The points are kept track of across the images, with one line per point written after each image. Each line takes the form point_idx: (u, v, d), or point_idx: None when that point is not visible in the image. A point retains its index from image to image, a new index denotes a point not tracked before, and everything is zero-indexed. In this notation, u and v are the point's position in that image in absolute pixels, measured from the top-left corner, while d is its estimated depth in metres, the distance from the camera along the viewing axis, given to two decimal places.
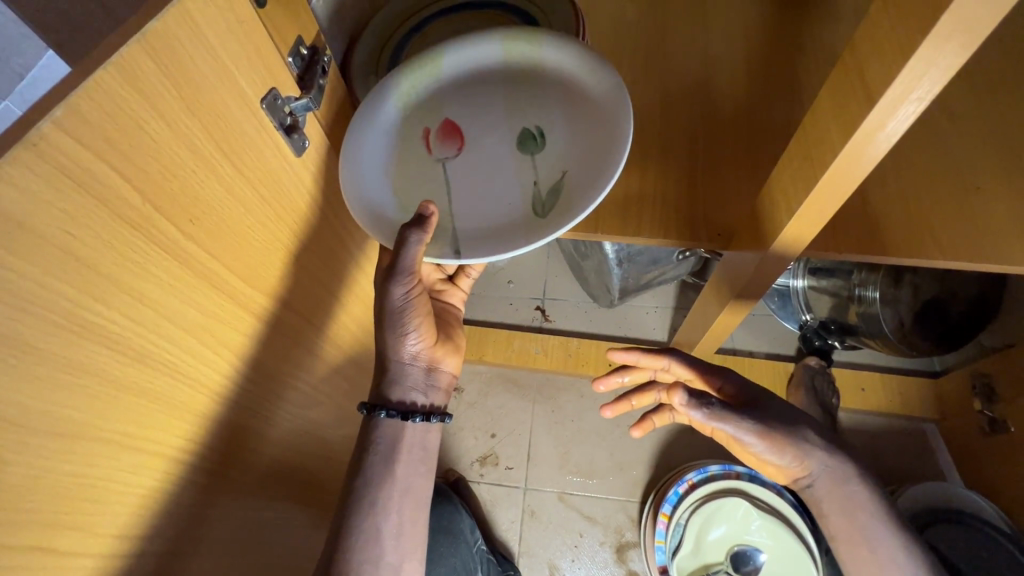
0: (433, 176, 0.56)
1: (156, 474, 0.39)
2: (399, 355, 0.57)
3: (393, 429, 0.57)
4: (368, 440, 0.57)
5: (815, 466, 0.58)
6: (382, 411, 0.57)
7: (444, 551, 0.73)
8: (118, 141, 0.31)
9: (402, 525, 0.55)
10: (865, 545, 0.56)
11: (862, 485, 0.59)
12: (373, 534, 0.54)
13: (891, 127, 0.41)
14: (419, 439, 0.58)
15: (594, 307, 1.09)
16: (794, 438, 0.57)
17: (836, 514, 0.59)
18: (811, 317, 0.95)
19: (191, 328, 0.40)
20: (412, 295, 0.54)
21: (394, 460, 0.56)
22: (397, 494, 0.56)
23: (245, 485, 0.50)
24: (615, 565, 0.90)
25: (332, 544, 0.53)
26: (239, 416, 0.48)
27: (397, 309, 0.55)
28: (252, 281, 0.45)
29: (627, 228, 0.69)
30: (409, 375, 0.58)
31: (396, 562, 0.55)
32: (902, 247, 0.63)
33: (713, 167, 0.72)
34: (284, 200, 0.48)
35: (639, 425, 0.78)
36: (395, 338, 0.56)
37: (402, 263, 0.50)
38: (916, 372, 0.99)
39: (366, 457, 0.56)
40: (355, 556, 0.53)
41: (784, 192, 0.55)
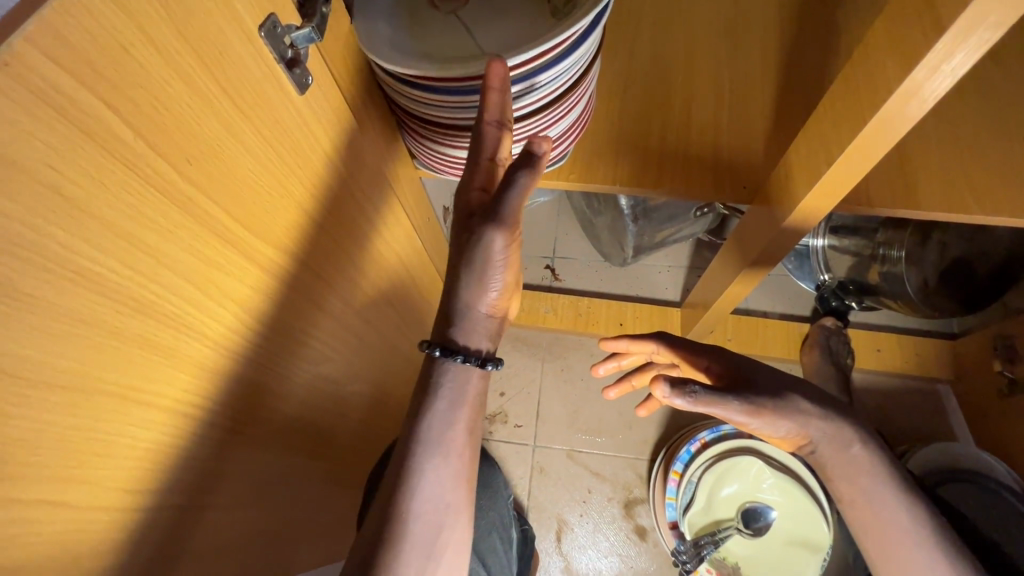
0: (448, 26, 0.54)
1: (165, 428, 0.38)
2: (475, 304, 0.51)
3: (462, 371, 0.51)
4: (432, 381, 0.51)
5: (814, 433, 0.56)
6: (460, 356, 0.50)
7: (484, 504, 0.71)
8: (104, 66, 0.28)
9: (462, 470, 0.51)
10: (870, 510, 0.55)
11: (864, 447, 0.57)
12: (433, 475, 0.49)
13: (959, 60, 0.37)
14: (479, 385, 0.52)
15: (605, 266, 1.06)
16: (784, 409, 0.54)
17: (841, 479, 0.56)
18: (829, 276, 0.94)
19: (193, 278, 0.37)
20: (507, 249, 0.49)
21: (459, 403, 0.51)
22: (462, 439, 0.51)
23: (257, 441, 0.50)
24: (623, 520, 0.91)
25: (392, 484, 0.49)
26: (249, 371, 0.46)
27: (491, 261, 0.49)
28: (256, 230, 0.43)
29: (646, 181, 0.66)
30: (477, 332, 0.52)
31: (453, 512, 0.50)
32: (939, 202, 0.60)
33: (741, 113, 0.67)
34: (288, 146, 0.45)
35: (643, 405, 0.73)
36: (476, 290, 0.50)
37: (503, 208, 0.47)
38: (933, 333, 0.97)
39: (431, 397, 0.50)
40: (416, 498, 0.48)
41: (819, 143, 0.51)
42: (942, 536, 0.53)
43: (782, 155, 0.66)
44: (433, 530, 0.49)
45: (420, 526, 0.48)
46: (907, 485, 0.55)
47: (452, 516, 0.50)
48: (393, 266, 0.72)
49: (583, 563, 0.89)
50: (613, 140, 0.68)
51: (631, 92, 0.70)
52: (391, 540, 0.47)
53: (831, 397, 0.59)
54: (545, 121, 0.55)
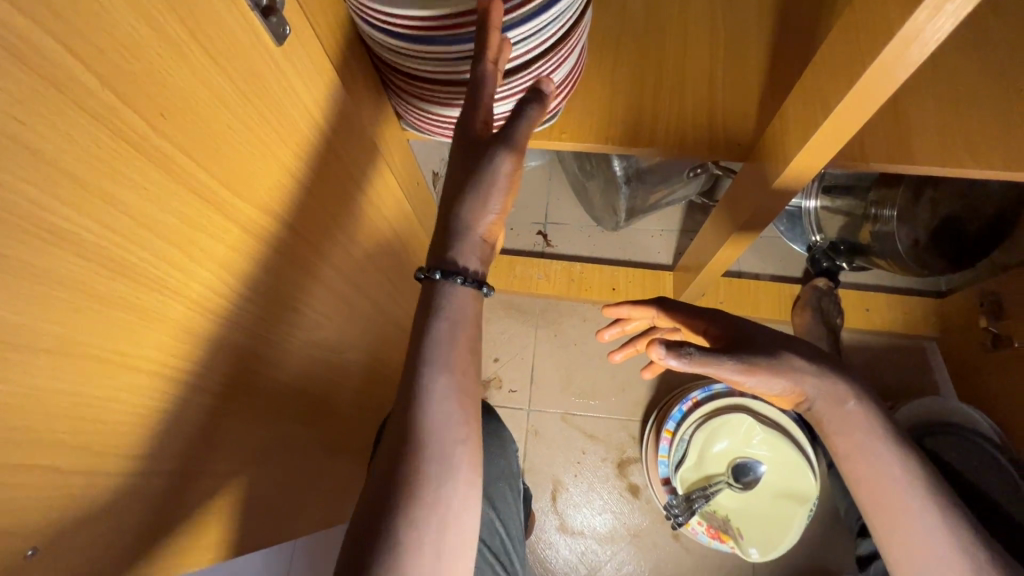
0: None
1: (155, 393, 0.38)
2: (474, 228, 0.46)
3: (459, 297, 0.45)
4: (432, 304, 0.45)
5: (809, 390, 0.55)
6: (457, 277, 0.45)
7: (495, 452, 0.69)
8: (64, 9, 0.26)
9: (469, 393, 0.44)
10: (864, 461, 0.53)
11: (859, 403, 0.56)
12: (439, 396, 0.43)
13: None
14: (477, 310, 0.46)
15: (598, 231, 1.06)
16: (779, 368, 0.54)
17: (839, 433, 0.55)
18: (821, 237, 0.94)
19: (174, 240, 0.36)
20: (514, 176, 0.46)
21: (459, 325, 0.45)
22: (467, 356, 0.45)
23: (251, 407, 0.50)
24: (616, 479, 0.93)
25: (394, 416, 0.43)
26: (241, 337, 0.46)
27: (495, 181, 0.45)
28: (238, 192, 0.42)
29: (640, 140, 0.65)
30: (475, 257, 0.46)
31: (469, 433, 0.43)
32: (932, 156, 0.59)
33: (735, 67, 0.66)
34: (268, 102, 0.43)
35: (647, 368, 0.73)
36: (477, 212, 0.46)
37: (513, 135, 0.45)
38: (921, 291, 0.98)
39: (429, 318, 0.44)
40: (422, 424, 0.42)
41: (815, 94, 0.50)
42: (937, 485, 0.51)
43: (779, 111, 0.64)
44: (448, 455, 0.42)
45: (432, 452, 0.41)
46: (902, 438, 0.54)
47: (465, 438, 0.43)
48: (383, 232, 0.71)
49: (578, 521, 0.92)
50: (606, 96, 0.66)
51: (625, 47, 0.68)
52: (402, 470, 0.41)
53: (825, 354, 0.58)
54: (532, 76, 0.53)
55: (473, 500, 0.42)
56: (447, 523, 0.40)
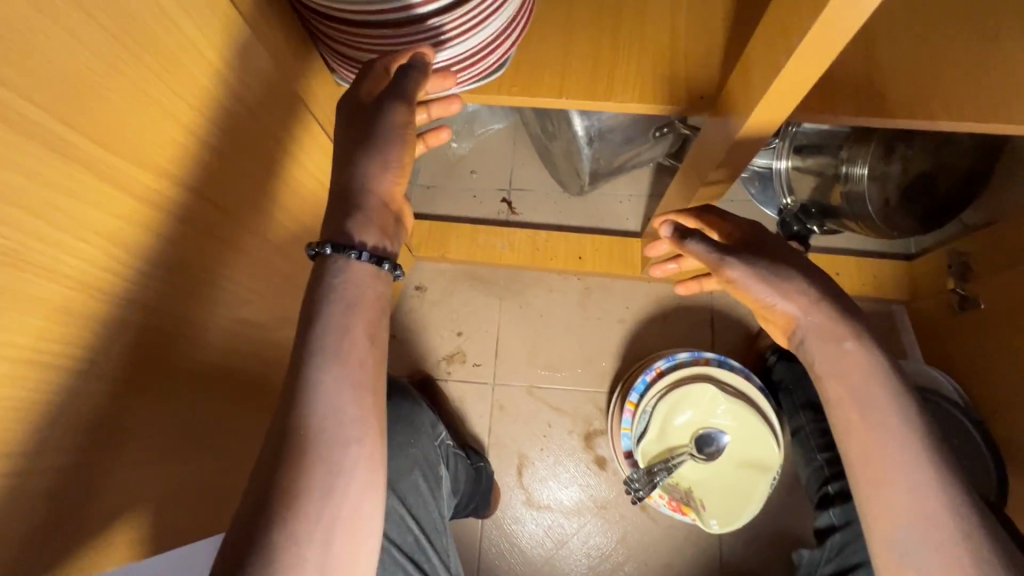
0: None
1: (30, 383, 0.33)
2: (372, 193, 0.44)
3: (358, 274, 0.43)
4: (320, 286, 0.42)
5: (808, 317, 0.51)
6: (353, 251, 0.42)
7: (401, 440, 0.65)
8: None
9: (365, 384, 0.41)
10: (857, 408, 0.48)
11: (859, 343, 0.50)
12: (333, 387, 0.40)
13: None
14: (379, 291, 0.44)
15: (564, 197, 1.01)
16: (783, 277, 0.52)
17: (830, 376, 0.51)
18: (792, 201, 0.88)
19: (29, 203, 0.31)
20: (407, 128, 0.45)
21: (352, 310, 0.42)
22: (364, 344, 0.42)
23: (166, 392, 0.45)
24: (583, 451, 0.91)
25: (280, 406, 0.40)
26: (145, 316, 0.41)
27: (392, 132, 0.44)
28: (117, 149, 0.36)
29: (596, 93, 0.59)
30: (377, 229, 0.44)
31: (361, 429, 0.40)
32: (904, 106, 0.55)
33: (697, 12, 0.61)
34: (150, 44, 0.37)
35: (684, 283, 0.68)
36: (372, 170, 0.44)
37: (402, 86, 0.44)
38: (892, 253, 0.96)
39: (319, 301, 0.42)
40: (309, 416, 0.39)
41: (778, 35, 0.45)
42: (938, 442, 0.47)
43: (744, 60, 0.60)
44: (336, 450, 0.39)
45: (319, 445, 0.39)
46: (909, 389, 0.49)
47: (362, 433, 0.40)
48: (320, 199, 0.65)
49: (545, 494, 0.90)
50: (558, 46, 0.60)
51: None
52: (286, 468, 0.38)
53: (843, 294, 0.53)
54: (477, 14, 0.47)
55: (368, 497, 0.40)
56: (337, 523, 0.38)
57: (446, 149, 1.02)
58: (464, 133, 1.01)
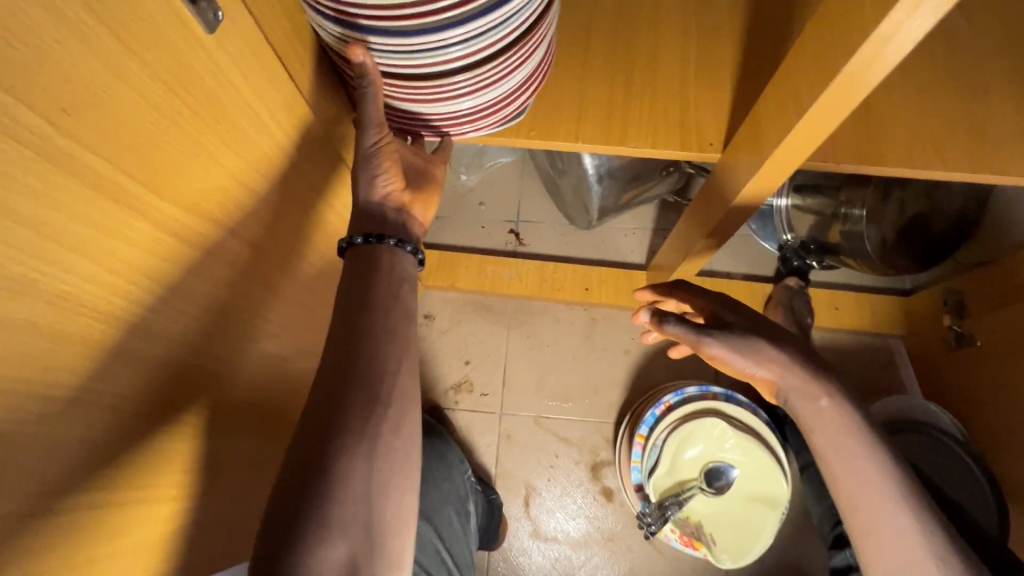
0: None
1: (78, 424, 0.34)
2: (372, 200, 0.50)
3: (369, 257, 0.46)
4: (354, 262, 0.46)
5: (783, 377, 0.54)
6: (358, 237, 0.47)
7: (439, 476, 0.67)
8: None
9: (400, 331, 0.44)
10: (841, 462, 0.51)
11: (833, 400, 0.53)
12: (372, 348, 0.42)
13: (908, 32, 0.35)
14: (393, 263, 0.47)
15: (571, 229, 1.04)
16: (754, 348, 0.55)
17: (814, 431, 0.53)
18: (793, 236, 0.92)
19: (91, 253, 0.32)
20: (380, 146, 0.49)
21: (377, 269, 0.46)
22: (392, 295, 0.45)
23: (194, 427, 0.46)
24: (590, 483, 0.92)
25: (326, 350, 0.42)
26: (180, 354, 0.42)
27: (366, 151, 0.49)
28: (174, 199, 0.37)
29: (611, 138, 0.62)
30: (381, 218, 0.49)
31: (400, 364, 0.43)
32: (901, 157, 0.59)
33: (707, 66, 0.64)
34: (205, 99, 0.38)
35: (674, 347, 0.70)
36: (365, 184, 0.50)
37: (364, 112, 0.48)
38: (887, 290, 0.99)
39: (356, 266, 0.46)
40: (350, 353, 0.42)
41: (783, 99, 0.47)
42: (920, 494, 0.49)
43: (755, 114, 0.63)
44: (378, 383, 0.41)
45: (361, 379, 0.41)
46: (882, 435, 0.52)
47: (399, 409, 0.42)
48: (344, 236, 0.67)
49: (551, 526, 0.90)
50: (573, 93, 0.64)
51: (594, 41, 0.65)
52: (332, 403, 0.40)
53: (812, 351, 0.56)
54: (500, 69, 0.50)
55: (407, 472, 0.42)
56: (377, 499, 0.39)
57: (456, 181, 1.05)
58: (473, 166, 1.03)
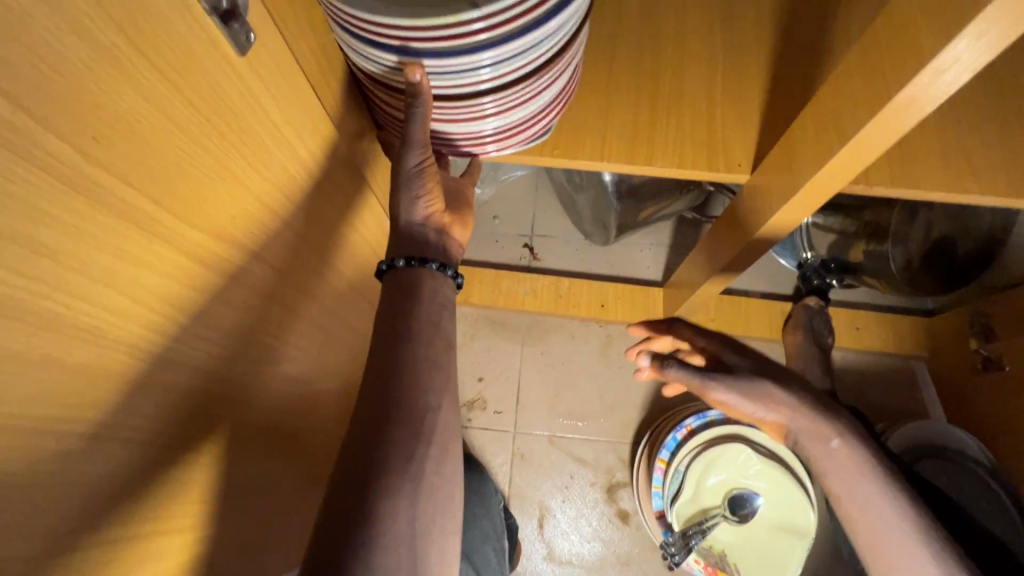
0: None
1: (101, 460, 0.33)
2: (413, 222, 0.49)
3: (411, 281, 0.45)
4: (394, 288, 0.45)
5: (792, 420, 0.55)
6: (400, 261, 0.46)
7: (478, 512, 0.69)
8: None
9: (439, 362, 0.43)
10: (857, 503, 0.52)
11: (843, 440, 0.54)
12: (412, 382, 0.41)
13: (967, 61, 0.33)
14: (434, 288, 0.46)
15: (586, 244, 1.02)
16: (763, 393, 0.55)
17: (828, 473, 0.54)
18: (812, 255, 0.91)
19: (117, 283, 0.31)
20: (424, 167, 0.48)
21: (416, 295, 0.45)
22: (430, 323, 0.44)
23: (214, 456, 0.44)
24: (606, 505, 0.90)
25: (363, 384, 0.41)
26: (201, 381, 0.40)
27: (410, 172, 0.48)
28: (202, 225, 0.36)
29: (636, 158, 0.61)
30: (421, 241, 0.48)
31: (441, 398, 0.42)
32: (935, 180, 0.57)
33: (734, 84, 0.63)
34: (235, 122, 0.37)
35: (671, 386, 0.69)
36: (407, 206, 0.48)
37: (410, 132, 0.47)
38: (908, 310, 0.97)
39: (395, 293, 0.44)
40: (390, 388, 0.40)
41: (823, 122, 0.46)
42: (935, 530, 0.50)
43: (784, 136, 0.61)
44: (419, 419, 0.40)
45: (401, 414, 0.40)
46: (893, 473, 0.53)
47: (441, 447, 0.41)
48: (365, 255, 0.66)
49: (566, 549, 0.88)
50: (598, 111, 0.63)
51: (619, 59, 0.64)
52: (372, 441, 0.39)
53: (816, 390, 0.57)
54: (528, 91, 0.49)
55: (450, 513, 0.40)
56: (422, 543, 0.38)
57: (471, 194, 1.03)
58: (489, 179, 1.00)
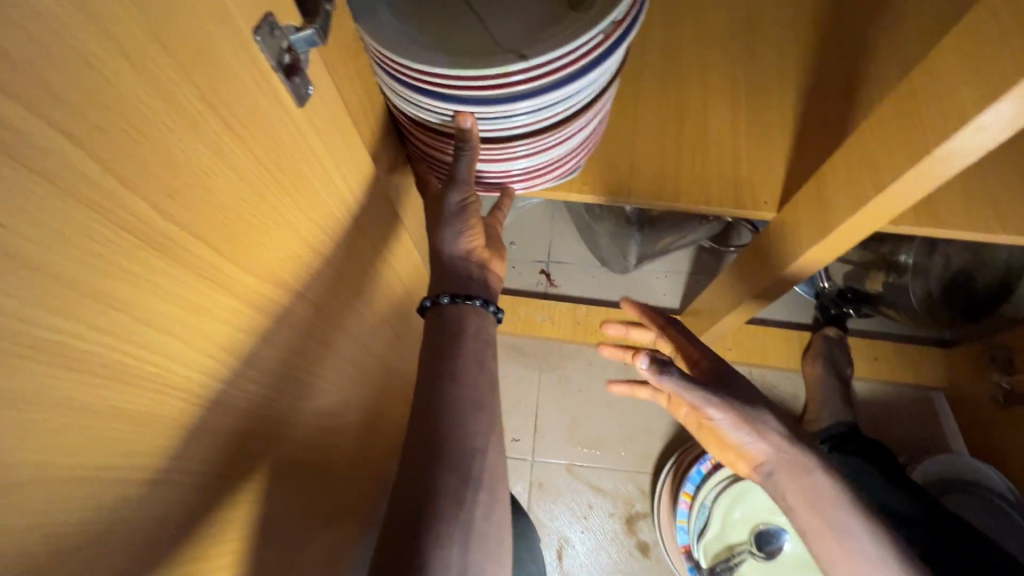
0: (455, 15, 0.47)
1: (153, 505, 0.33)
2: (455, 255, 0.51)
3: (456, 318, 0.49)
4: (439, 326, 0.49)
5: (773, 450, 0.53)
6: (445, 297, 0.49)
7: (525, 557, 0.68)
8: (73, 98, 0.22)
9: (483, 406, 0.47)
10: (834, 540, 0.51)
11: (821, 473, 0.53)
12: (461, 427, 0.45)
13: (1008, 118, 0.34)
14: (479, 326, 0.49)
15: (603, 272, 1.03)
16: (751, 419, 0.53)
17: (804, 507, 0.52)
18: (829, 284, 0.95)
19: (177, 331, 0.31)
20: (467, 205, 0.50)
21: (461, 338, 0.48)
22: (474, 368, 0.48)
23: (251, 494, 0.44)
24: (625, 536, 0.89)
25: (415, 429, 0.45)
26: (244, 422, 0.41)
27: (455, 211, 0.50)
28: (254, 269, 0.37)
29: (664, 195, 0.62)
30: (463, 277, 0.50)
31: (487, 441, 0.46)
32: (961, 220, 0.58)
33: (760, 123, 0.64)
34: (290, 169, 0.38)
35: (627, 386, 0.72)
36: (450, 241, 0.50)
37: (456, 173, 0.48)
38: (926, 339, 0.98)
39: (441, 338, 0.48)
40: (440, 433, 0.45)
41: (858, 166, 0.47)
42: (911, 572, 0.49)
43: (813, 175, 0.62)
44: (468, 462, 0.45)
45: (452, 458, 0.44)
46: (869, 510, 0.52)
47: (489, 492, 0.45)
48: (395, 287, 0.67)
49: None
50: (625, 147, 0.64)
51: (646, 98, 0.65)
52: (426, 484, 0.43)
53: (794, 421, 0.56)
54: (563, 134, 0.50)
55: (501, 557, 0.44)
56: None
57: None
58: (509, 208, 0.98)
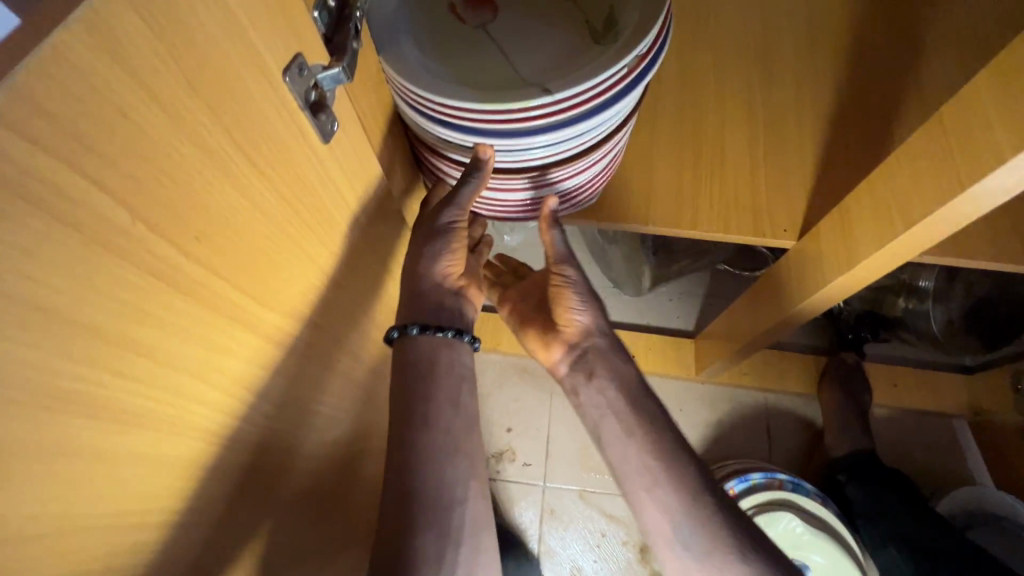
0: (477, 46, 0.47)
1: (167, 547, 0.32)
2: (432, 279, 0.50)
3: (428, 350, 0.49)
4: (405, 360, 0.49)
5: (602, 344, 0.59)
6: (414, 327, 0.49)
7: None
8: (107, 147, 0.21)
9: (455, 453, 0.49)
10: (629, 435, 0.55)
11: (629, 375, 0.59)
12: (435, 476, 0.47)
13: None
14: (451, 359, 0.50)
15: (616, 293, 1.01)
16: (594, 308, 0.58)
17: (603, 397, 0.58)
18: (847, 307, 0.93)
19: (199, 371, 0.31)
20: (461, 231, 0.49)
21: (433, 379, 0.49)
22: (447, 411, 0.49)
23: (263, 529, 0.43)
24: (639, 565, 0.87)
25: (391, 479, 0.47)
26: (259, 456, 0.40)
27: (450, 232, 0.49)
28: (274, 304, 0.36)
29: (682, 223, 0.61)
30: (436, 307, 0.50)
31: (464, 491, 0.49)
32: (991, 253, 0.57)
33: (779, 150, 0.63)
34: (311, 203, 0.38)
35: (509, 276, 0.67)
36: (430, 263, 0.50)
37: (460, 197, 0.46)
38: (947, 367, 0.95)
39: (409, 378, 0.48)
40: (414, 487, 0.47)
41: (887, 198, 0.46)
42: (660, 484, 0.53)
43: (836, 203, 0.61)
44: (444, 513, 0.47)
45: (427, 507, 0.47)
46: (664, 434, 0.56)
47: (469, 538, 0.48)
48: None
49: None
50: (643, 173, 0.63)
51: (663, 124, 0.65)
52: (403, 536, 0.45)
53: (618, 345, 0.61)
54: (579, 166, 0.50)
55: None
56: None
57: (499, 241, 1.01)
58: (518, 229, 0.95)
